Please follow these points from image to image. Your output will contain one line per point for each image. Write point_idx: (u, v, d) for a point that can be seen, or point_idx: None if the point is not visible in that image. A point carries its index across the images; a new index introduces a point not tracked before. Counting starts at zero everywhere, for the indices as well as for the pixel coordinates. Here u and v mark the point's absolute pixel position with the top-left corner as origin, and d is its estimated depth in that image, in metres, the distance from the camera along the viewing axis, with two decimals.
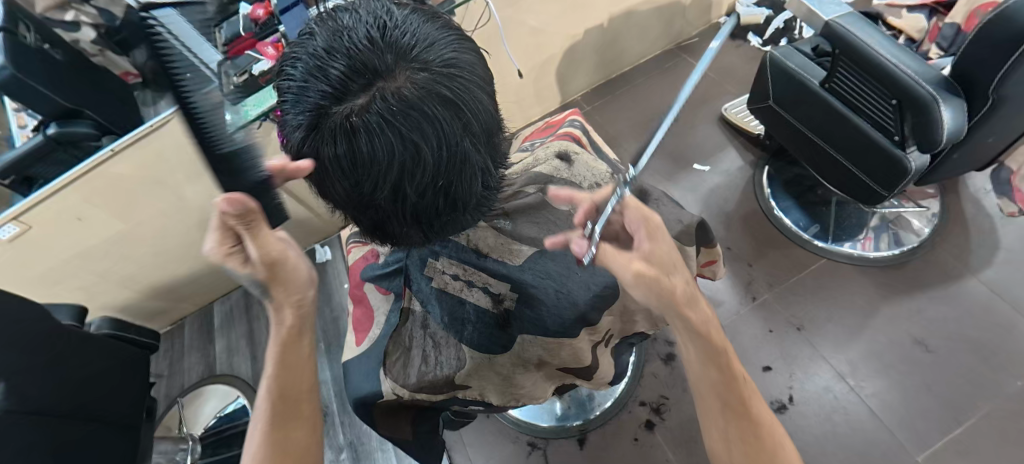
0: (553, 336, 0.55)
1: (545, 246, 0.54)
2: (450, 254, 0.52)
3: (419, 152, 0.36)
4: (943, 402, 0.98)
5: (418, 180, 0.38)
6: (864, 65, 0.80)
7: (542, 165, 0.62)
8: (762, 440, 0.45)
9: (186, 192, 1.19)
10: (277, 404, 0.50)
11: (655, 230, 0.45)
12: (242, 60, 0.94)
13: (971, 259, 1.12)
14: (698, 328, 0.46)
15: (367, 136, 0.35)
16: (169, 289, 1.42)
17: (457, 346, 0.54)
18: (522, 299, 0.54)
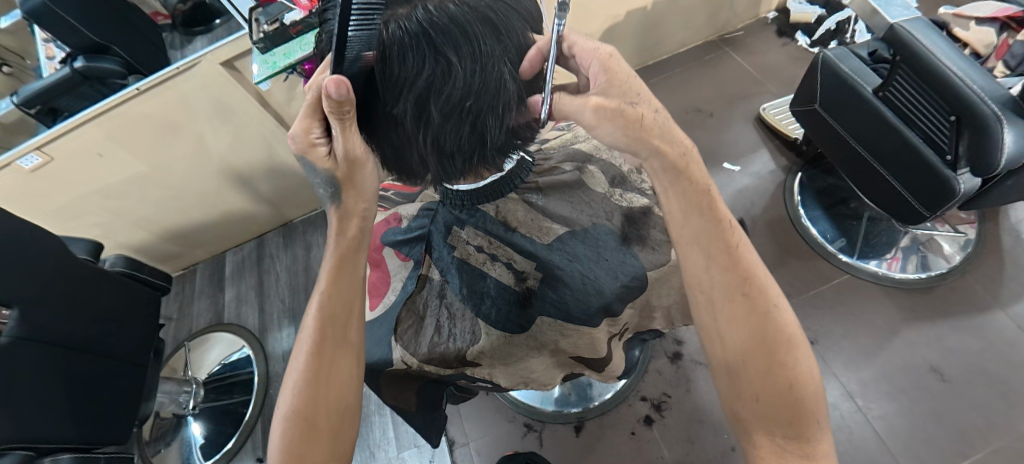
0: (574, 323, 0.53)
1: (579, 227, 0.53)
2: (477, 225, 0.53)
3: (450, 68, 0.39)
4: (952, 433, 0.95)
5: (447, 99, 0.40)
6: (926, 76, 0.76)
7: (581, 143, 0.60)
8: (750, 292, 0.44)
9: (209, 139, 1.18)
10: (324, 326, 0.47)
11: (609, 58, 0.47)
12: (274, 7, 0.92)
13: (1002, 292, 1.07)
14: (675, 163, 0.47)
15: (402, 44, 0.38)
16: (184, 235, 1.43)
17: (473, 320, 0.52)
18: (545, 280, 0.53)
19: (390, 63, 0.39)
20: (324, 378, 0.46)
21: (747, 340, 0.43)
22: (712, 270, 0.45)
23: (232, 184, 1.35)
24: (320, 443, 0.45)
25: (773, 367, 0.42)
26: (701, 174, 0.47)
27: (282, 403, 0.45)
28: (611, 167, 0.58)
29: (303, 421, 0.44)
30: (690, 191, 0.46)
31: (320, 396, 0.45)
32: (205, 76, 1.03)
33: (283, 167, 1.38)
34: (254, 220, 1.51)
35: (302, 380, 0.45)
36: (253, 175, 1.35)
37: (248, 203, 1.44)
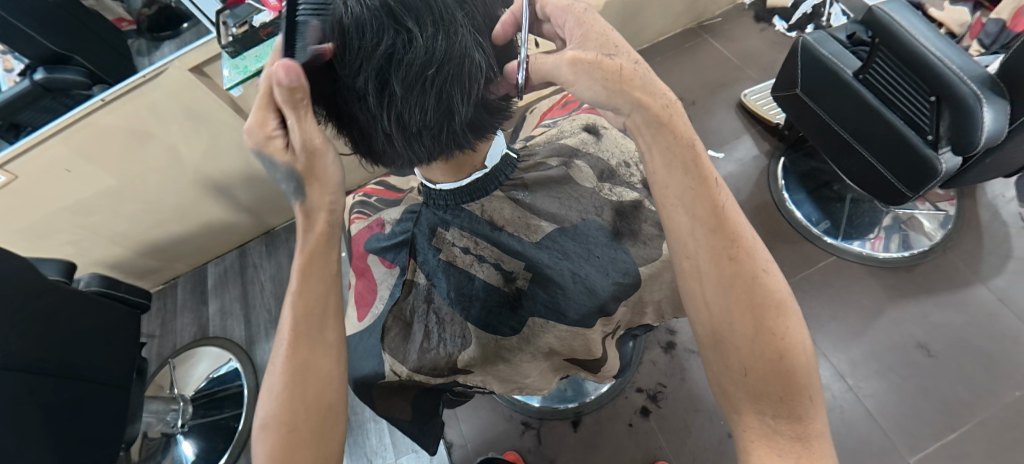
0: (569, 325, 0.51)
1: (568, 223, 0.51)
2: (463, 225, 0.50)
3: (411, 37, 0.37)
4: (940, 406, 0.97)
5: (409, 70, 0.38)
6: (906, 58, 0.76)
7: (568, 138, 0.59)
8: (735, 252, 0.42)
9: (181, 147, 1.14)
10: (301, 327, 0.44)
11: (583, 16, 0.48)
12: (242, 10, 0.90)
13: (981, 267, 1.08)
14: (662, 118, 0.45)
15: (359, 15, 0.36)
16: (162, 249, 1.39)
17: (463, 324, 0.50)
18: (535, 280, 0.50)
19: (349, 38, 0.37)
20: (304, 381, 0.44)
21: (735, 305, 0.41)
22: (700, 230, 0.43)
23: (209, 193, 1.31)
24: (304, 449, 0.43)
25: (763, 335, 0.41)
26: (684, 130, 0.45)
27: (263, 408, 0.43)
28: (600, 162, 0.56)
29: (285, 426, 0.42)
30: (681, 150, 0.45)
31: (300, 402, 0.43)
32: (172, 81, 0.99)
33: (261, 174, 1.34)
34: (235, 229, 1.47)
35: (281, 383, 0.43)
36: (231, 183, 1.32)
37: (227, 212, 1.40)
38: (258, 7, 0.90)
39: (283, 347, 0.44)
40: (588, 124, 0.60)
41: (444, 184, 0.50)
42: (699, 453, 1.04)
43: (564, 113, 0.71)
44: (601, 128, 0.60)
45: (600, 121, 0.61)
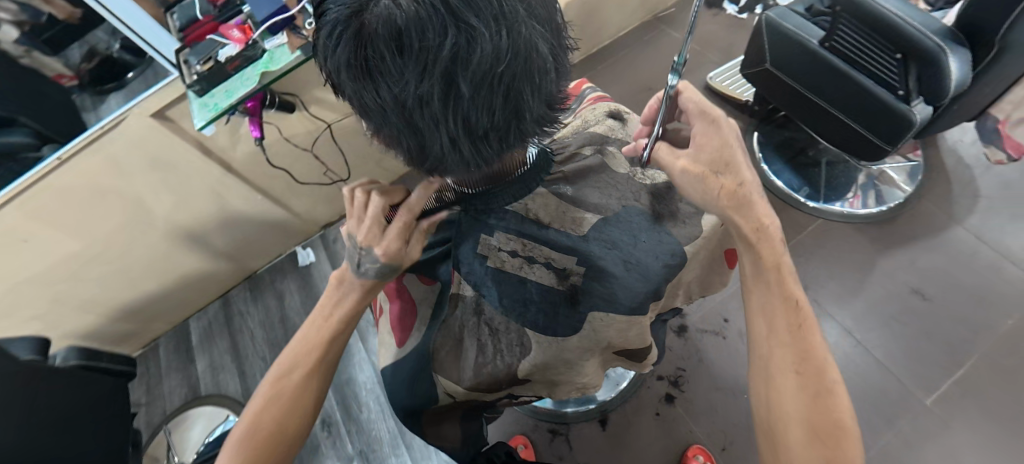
0: (627, 315, 0.50)
1: (611, 211, 0.49)
2: (509, 227, 0.46)
3: (476, 37, 0.29)
4: (943, 346, 1.02)
5: (472, 76, 0.30)
6: (868, 22, 0.80)
7: (596, 126, 0.58)
8: (809, 361, 0.44)
9: (149, 198, 1.06)
10: (319, 336, 0.53)
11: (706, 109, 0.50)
12: (206, 46, 0.85)
13: (954, 209, 1.15)
14: (765, 232, 0.48)
15: (407, 11, 0.27)
16: (138, 310, 1.29)
17: (521, 331, 0.49)
18: (590, 274, 0.48)
19: (389, 45, 0.28)
20: (304, 381, 0.52)
21: (808, 410, 0.42)
22: (783, 330, 0.46)
23: (184, 243, 1.23)
24: (280, 433, 0.51)
25: (828, 444, 0.41)
26: (773, 251, 0.48)
27: (264, 382, 0.53)
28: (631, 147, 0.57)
29: (276, 409, 0.51)
30: (774, 266, 0.47)
31: (293, 393, 0.52)
32: (134, 131, 0.92)
33: (238, 216, 1.28)
34: (214, 278, 1.39)
35: (290, 377, 0.52)
36: (206, 230, 1.24)
37: (204, 261, 1.32)
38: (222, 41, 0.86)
39: (299, 346, 0.53)
40: (612, 111, 0.60)
41: (486, 185, 0.44)
42: (729, 430, 1.04)
43: None
44: (624, 114, 0.61)
45: (622, 108, 0.62)
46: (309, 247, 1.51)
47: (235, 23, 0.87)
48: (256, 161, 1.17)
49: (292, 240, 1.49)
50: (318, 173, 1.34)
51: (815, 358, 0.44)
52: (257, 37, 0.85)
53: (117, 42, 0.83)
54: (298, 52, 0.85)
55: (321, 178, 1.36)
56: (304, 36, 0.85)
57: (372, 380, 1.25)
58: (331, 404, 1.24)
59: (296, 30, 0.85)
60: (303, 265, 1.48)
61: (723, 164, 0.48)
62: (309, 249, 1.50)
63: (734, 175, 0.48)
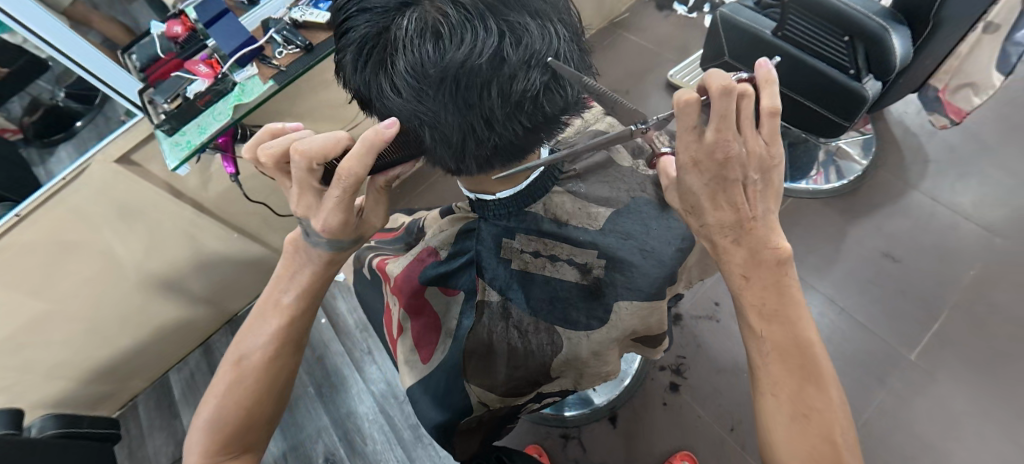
0: (651, 299, 0.51)
1: (620, 204, 0.52)
2: (528, 230, 0.50)
3: (498, 56, 0.36)
4: (917, 303, 1.09)
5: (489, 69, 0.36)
6: (815, 10, 0.85)
7: (596, 124, 0.60)
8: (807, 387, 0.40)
9: (118, 248, 1.00)
10: (273, 316, 0.53)
11: (725, 128, 0.37)
12: (170, 84, 0.76)
13: (909, 175, 1.23)
14: (761, 259, 0.42)
15: (442, 39, 0.34)
16: (113, 368, 1.21)
17: (550, 330, 0.51)
18: (611, 266, 0.50)
19: (419, 50, 0.35)
20: (265, 363, 0.53)
21: (800, 437, 0.39)
22: (759, 356, 0.42)
23: (159, 292, 1.17)
24: (246, 415, 0.52)
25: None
26: (761, 273, 0.42)
27: (225, 364, 0.53)
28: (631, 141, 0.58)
29: (239, 392, 0.52)
30: (756, 296, 0.42)
31: (257, 377, 0.53)
32: (97, 179, 0.86)
33: (214, 258, 1.22)
34: (193, 325, 1.33)
35: (249, 359, 0.53)
36: (181, 276, 1.19)
37: (181, 309, 1.26)
38: (189, 77, 0.76)
39: (256, 330, 0.54)
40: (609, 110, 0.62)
41: (503, 190, 0.48)
42: (735, 410, 1.07)
43: None
44: None
45: None
46: None
47: (200, 57, 0.77)
48: (231, 198, 1.13)
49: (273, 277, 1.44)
50: None
51: (794, 385, 0.40)
52: (227, 70, 0.77)
53: (63, 91, 0.77)
54: (272, 82, 0.79)
55: None
56: (275, 65, 0.80)
57: (374, 410, 1.22)
58: (331, 441, 1.20)
59: (266, 60, 0.80)
60: None
61: (712, 215, 0.42)
62: None
63: (734, 217, 0.42)
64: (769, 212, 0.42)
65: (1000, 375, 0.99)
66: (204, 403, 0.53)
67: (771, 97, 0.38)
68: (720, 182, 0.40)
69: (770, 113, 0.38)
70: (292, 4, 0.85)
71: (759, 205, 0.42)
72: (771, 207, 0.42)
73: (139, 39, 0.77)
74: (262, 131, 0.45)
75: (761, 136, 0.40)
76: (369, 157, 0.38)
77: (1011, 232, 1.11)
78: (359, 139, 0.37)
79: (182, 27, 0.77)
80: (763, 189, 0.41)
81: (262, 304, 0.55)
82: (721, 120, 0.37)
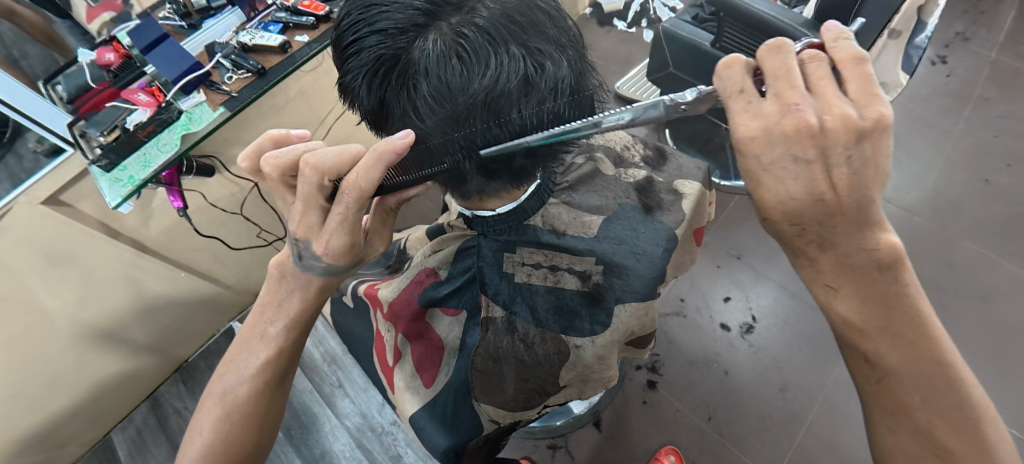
0: (646, 300, 0.53)
1: (610, 210, 0.54)
2: (529, 242, 0.51)
3: (522, 82, 0.37)
4: None
5: (508, 91, 0.37)
6: (749, 22, 0.93)
7: None
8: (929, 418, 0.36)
9: (50, 300, 0.90)
10: (261, 347, 0.50)
11: (787, 88, 0.31)
12: (102, 114, 0.68)
13: None
14: (853, 264, 0.36)
15: (465, 66, 0.36)
16: (44, 437, 1.08)
17: (556, 339, 0.51)
18: (608, 271, 0.52)
19: (437, 71, 0.36)
20: (254, 394, 0.49)
21: None
22: (869, 381, 0.38)
23: (99, 344, 1.06)
24: (236, 450, 0.48)
25: None
26: (859, 289, 0.36)
27: (212, 401, 0.49)
28: (612, 149, 0.59)
29: (229, 426, 0.48)
30: (851, 310, 0.37)
31: (247, 411, 0.49)
32: (21, 222, 0.77)
33: (160, 301, 1.12)
34: (138, 377, 1.21)
35: (236, 392, 0.49)
36: (122, 324, 1.08)
37: (123, 361, 1.14)
38: (127, 106, 0.69)
39: (240, 362, 0.50)
40: None
41: (505, 205, 0.48)
42: (710, 400, 1.12)
43: None
44: None
45: None
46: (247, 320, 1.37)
47: (139, 86, 0.71)
48: (177, 235, 1.05)
49: (226, 316, 1.34)
50: (250, 236, 1.23)
51: (915, 410, 0.36)
52: (171, 98, 0.71)
53: None
54: (222, 109, 0.74)
55: (254, 240, 1.25)
56: (225, 91, 0.74)
57: (350, 447, 1.16)
58: None
59: (213, 86, 0.74)
60: None
61: (782, 204, 0.33)
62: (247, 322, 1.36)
63: (822, 209, 0.33)
64: (868, 203, 0.33)
65: None
66: (191, 440, 0.48)
67: (852, 48, 0.32)
68: (792, 165, 0.31)
69: (852, 61, 0.31)
70: (239, 26, 0.79)
71: (851, 191, 0.32)
72: (873, 195, 0.32)
73: (62, 68, 0.69)
74: (262, 139, 0.45)
75: (849, 95, 0.31)
76: (380, 169, 0.37)
77: (926, 211, 1.26)
78: (370, 151, 0.36)
79: (115, 54, 0.71)
80: (861, 174, 0.32)
81: (248, 333, 0.51)
82: (776, 81, 0.31)
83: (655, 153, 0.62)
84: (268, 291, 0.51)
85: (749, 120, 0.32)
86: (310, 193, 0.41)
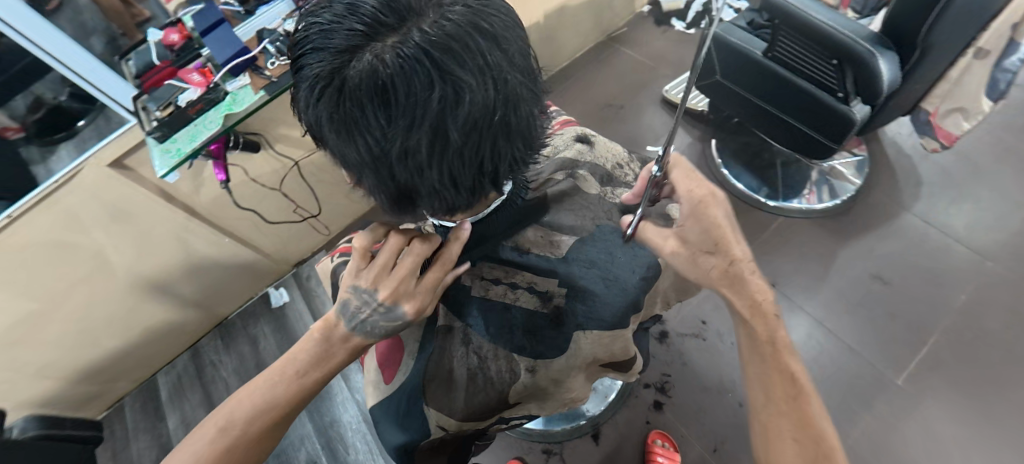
0: (610, 329, 0.55)
1: (584, 232, 0.55)
2: (490, 258, 0.52)
3: (475, 112, 0.29)
4: (909, 327, 1.08)
5: (462, 122, 0.29)
6: (804, 31, 0.87)
7: (565, 151, 0.61)
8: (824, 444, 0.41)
9: (112, 252, 1.02)
10: (284, 395, 0.46)
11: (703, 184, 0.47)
12: (162, 90, 0.75)
13: (902, 198, 1.23)
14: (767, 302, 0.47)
15: (404, 92, 0.27)
16: (100, 369, 1.22)
17: (508, 357, 0.52)
18: (572, 294, 0.54)
19: (374, 101, 0.27)
20: (264, 432, 0.46)
21: None
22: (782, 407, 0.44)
23: (149, 294, 1.17)
24: None
25: None
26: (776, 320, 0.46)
27: (212, 424, 0.45)
28: (600, 168, 0.60)
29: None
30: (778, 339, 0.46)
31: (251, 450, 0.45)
32: (89, 182, 0.86)
33: (206, 262, 1.24)
34: (182, 329, 1.34)
35: (248, 430, 0.45)
36: (173, 279, 1.20)
37: (171, 311, 1.27)
38: (181, 85, 0.75)
39: (259, 396, 0.46)
40: (579, 135, 0.63)
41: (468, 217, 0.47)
42: (718, 430, 1.06)
43: None
44: (591, 137, 0.64)
45: (588, 131, 0.64)
46: (282, 287, 1.48)
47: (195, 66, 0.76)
48: (223, 205, 1.14)
49: (263, 282, 1.45)
50: (287, 211, 1.31)
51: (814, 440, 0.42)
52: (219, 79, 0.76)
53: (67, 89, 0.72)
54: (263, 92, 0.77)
55: (290, 215, 1.33)
56: (268, 76, 0.78)
57: (358, 419, 1.22)
58: (315, 449, 1.20)
59: (258, 71, 0.78)
60: (276, 305, 1.46)
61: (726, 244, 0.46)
62: (282, 289, 1.47)
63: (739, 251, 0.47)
64: None
65: (987, 404, 0.99)
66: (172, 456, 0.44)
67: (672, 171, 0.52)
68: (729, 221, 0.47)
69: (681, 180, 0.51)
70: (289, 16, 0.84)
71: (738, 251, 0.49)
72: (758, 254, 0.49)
73: (137, 45, 0.77)
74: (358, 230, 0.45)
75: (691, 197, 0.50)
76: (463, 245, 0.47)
77: (1004, 257, 1.12)
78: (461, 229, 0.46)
79: (179, 34, 0.76)
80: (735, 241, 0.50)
81: (274, 370, 0.47)
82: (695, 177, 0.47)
83: None
84: (315, 348, 0.48)
85: (701, 183, 0.46)
86: (408, 267, 0.45)
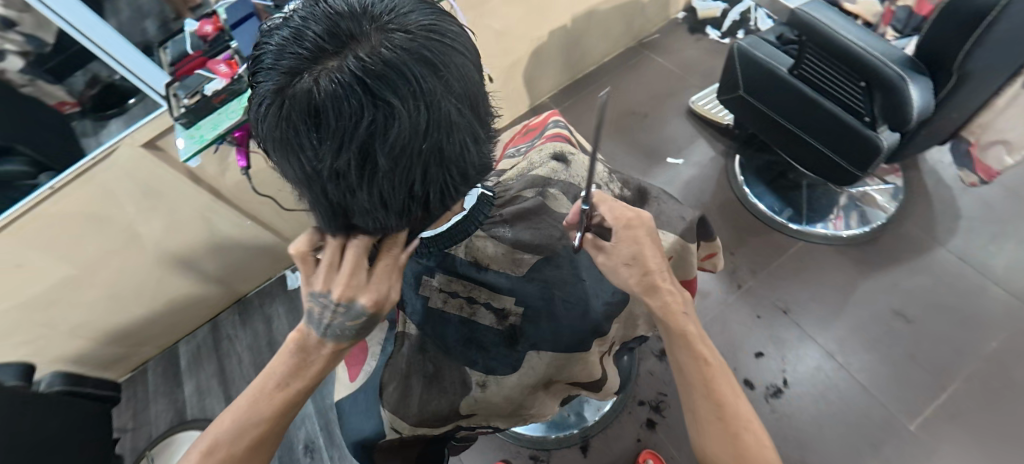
0: (568, 352, 0.60)
1: (546, 252, 0.58)
2: (447, 270, 0.54)
3: (407, 141, 0.29)
4: (931, 370, 1.01)
5: (393, 149, 0.29)
6: (831, 50, 0.83)
7: (538, 169, 0.63)
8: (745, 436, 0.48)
9: (142, 227, 1.09)
10: (268, 407, 0.48)
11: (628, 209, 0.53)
12: (191, 80, 0.80)
13: (936, 232, 1.16)
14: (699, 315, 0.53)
15: (336, 117, 0.28)
16: (128, 333, 1.32)
17: (462, 370, 0.54)
18: (531, 316, 0.57)
19: (309, 123, 0.28)
20: (254, 445, 0.49)
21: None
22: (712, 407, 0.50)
23: (174, 268, 1.25)
24: None
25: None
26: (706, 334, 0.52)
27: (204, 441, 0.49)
28: (572, 186, 0.62)
29: None
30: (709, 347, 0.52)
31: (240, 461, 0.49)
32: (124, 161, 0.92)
33: (228, 242, 1.30)
34: (204, 302, 1.42)
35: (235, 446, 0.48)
36: (197, 255, 1.27)
37: (194, 285, 1.35)
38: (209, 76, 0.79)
39: (240, 414, 0.48)
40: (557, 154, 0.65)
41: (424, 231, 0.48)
42: None
43: (529, 138, 0.76)
44: (568, 156, 0.65)
45: (567, 149, 0.66)
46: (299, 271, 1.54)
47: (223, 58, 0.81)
48: (245, 190, 1.20)
49: (282, 264, 1.52)
50: None
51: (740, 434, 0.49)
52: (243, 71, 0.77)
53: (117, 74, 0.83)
54: None
55: None
56: None
57: None
58: (315, 429, 1.25)
59: None
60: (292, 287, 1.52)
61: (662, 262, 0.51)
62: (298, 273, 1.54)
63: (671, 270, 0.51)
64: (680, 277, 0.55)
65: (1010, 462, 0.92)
66: None
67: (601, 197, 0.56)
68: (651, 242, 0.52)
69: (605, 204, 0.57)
70: None
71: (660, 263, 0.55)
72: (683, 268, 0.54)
73: (172, 36, 0.83)
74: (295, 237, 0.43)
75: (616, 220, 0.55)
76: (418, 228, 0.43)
77: None
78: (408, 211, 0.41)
79: (212, 26, 0.82)
80: None
81: (255, 388, 0.49)
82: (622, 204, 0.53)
83: (636, 195, 0.64)
84: (293, 358, 0.49)
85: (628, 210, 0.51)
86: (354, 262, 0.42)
